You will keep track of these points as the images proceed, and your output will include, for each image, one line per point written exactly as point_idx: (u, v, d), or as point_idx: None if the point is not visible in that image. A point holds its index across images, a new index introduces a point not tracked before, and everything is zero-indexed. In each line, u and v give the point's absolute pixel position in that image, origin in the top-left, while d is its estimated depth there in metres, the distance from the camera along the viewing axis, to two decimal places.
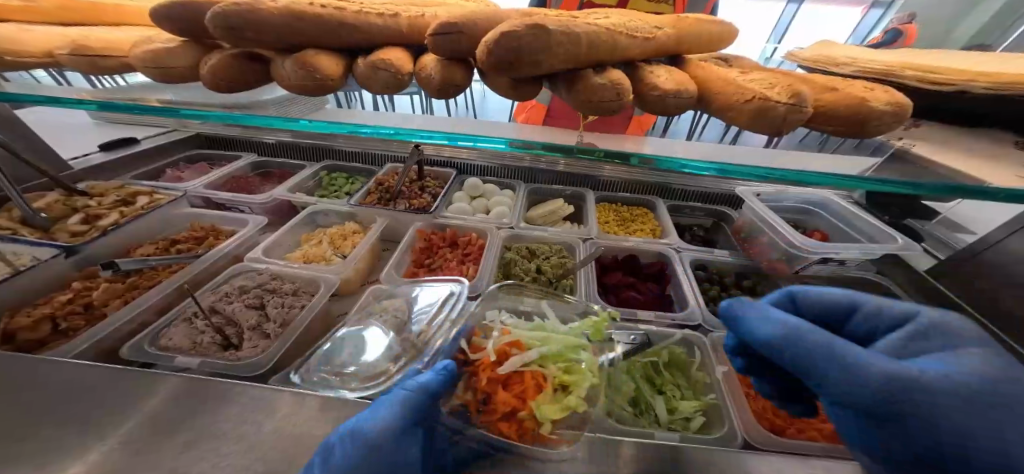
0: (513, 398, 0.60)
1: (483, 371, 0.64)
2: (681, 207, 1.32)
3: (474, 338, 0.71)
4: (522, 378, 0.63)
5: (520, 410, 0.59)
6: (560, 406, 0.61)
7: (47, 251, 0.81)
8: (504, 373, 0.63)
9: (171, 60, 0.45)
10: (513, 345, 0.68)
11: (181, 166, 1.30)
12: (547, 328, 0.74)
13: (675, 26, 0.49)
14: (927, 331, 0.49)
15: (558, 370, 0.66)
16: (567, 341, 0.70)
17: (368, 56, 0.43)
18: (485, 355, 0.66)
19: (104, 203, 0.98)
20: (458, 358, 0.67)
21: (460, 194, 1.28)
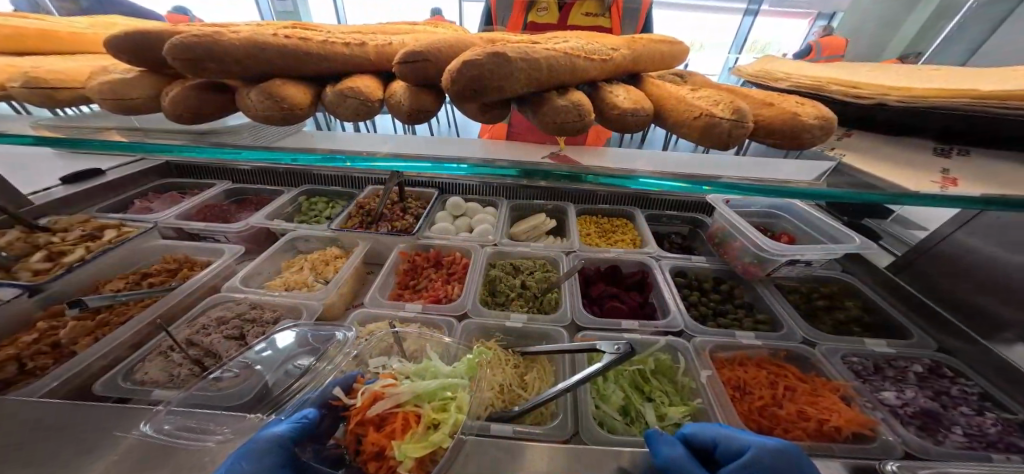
0: (383, 438, 0.56)
1: (355, 415, 0.58)
2: (659, 216, 1.37)
3: (356, 383, 0.65)
4: (394, 417, 0.58)
5: (388, 449, 0.55)
6: (425, 443, 0.55)
7: (9, 291, 0.77)
8: (376, 414, 0.58)
9: (135, 88, 0.44)
10: (387, 384, 0.62)
11: (151, 196, 1.27)
12: (432, 366, 0.68)
13: (629, 46, 0.52)
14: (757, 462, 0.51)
15: (433, 409, 0.61)
16: (438, 380, 0.63)
17: (338, 85, 0.44)
18: (359, 398, 0.60)
19: (69, 238, 0.93)
20: (332, 406, 0.61)
21: (442, 214, 1.29)
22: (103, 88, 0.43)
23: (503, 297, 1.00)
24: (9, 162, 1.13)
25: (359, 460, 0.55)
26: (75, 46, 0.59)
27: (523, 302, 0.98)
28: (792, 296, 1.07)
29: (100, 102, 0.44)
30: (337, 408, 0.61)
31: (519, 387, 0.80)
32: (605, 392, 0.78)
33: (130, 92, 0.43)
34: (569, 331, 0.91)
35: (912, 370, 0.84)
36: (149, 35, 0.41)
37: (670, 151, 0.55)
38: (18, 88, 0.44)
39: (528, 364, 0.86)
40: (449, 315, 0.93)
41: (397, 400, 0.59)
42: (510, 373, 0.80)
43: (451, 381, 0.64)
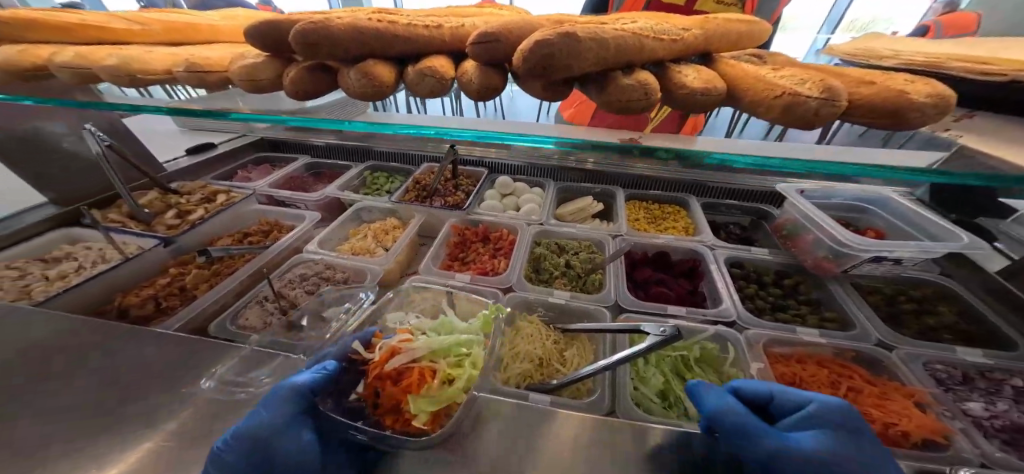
0: (397, 393, 0.62)
1: (373, 367, 0.64)
2: (716, 205, 1.28)
3: (375, 339, 0.72)
4: (407, 371, 0.64)
5: (404, 404, 0.61)
6: (437, 399, 0.61)
7: (150, 241, 0.95)
8: (393, 369, 0.64)
9: (259, 74, 0.53)
10: (404, 342, 0.68)
11: (250, 167, 1.46)
12: (448, 324, 0.76)
13: (702, 27, 0.50)
14: (814, 416, 0.54)
15: (448, 365, 0.68)
16: (449, 338, 0.70)
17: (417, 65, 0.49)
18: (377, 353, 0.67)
19: (192, 200, 1.13)
20: (353, 359, 0.68)
21: (492, 192, 1.33)
22: (239, 71, 0.53)
23: (547, 275, 1.02)
24: (156, 137, 1.41)
25: (376, 414, 0.62)
26: (210, 36, 0.68)
27: (566, 280, 1.00)
28: (871, 297, 0.96)
29: (238, 83, 0.55)
30: (354, 362, 0.69)
31: (557, 362, 0.83)
32: (645, 375, 0.78)
33: (260, 75, 0.53)
34: (612, 312, 0.91)
35: (1008, 383, 0.73)
36: (272, 24, 0.48)
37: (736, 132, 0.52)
38: (181, 72, 0.53)
39: (568, 341, 0.89)
40: (496, 287, 0.97)
41: (411, 358, 0.66)
42: (547, 348, 0.84)
43: (459, 339, 0.71)
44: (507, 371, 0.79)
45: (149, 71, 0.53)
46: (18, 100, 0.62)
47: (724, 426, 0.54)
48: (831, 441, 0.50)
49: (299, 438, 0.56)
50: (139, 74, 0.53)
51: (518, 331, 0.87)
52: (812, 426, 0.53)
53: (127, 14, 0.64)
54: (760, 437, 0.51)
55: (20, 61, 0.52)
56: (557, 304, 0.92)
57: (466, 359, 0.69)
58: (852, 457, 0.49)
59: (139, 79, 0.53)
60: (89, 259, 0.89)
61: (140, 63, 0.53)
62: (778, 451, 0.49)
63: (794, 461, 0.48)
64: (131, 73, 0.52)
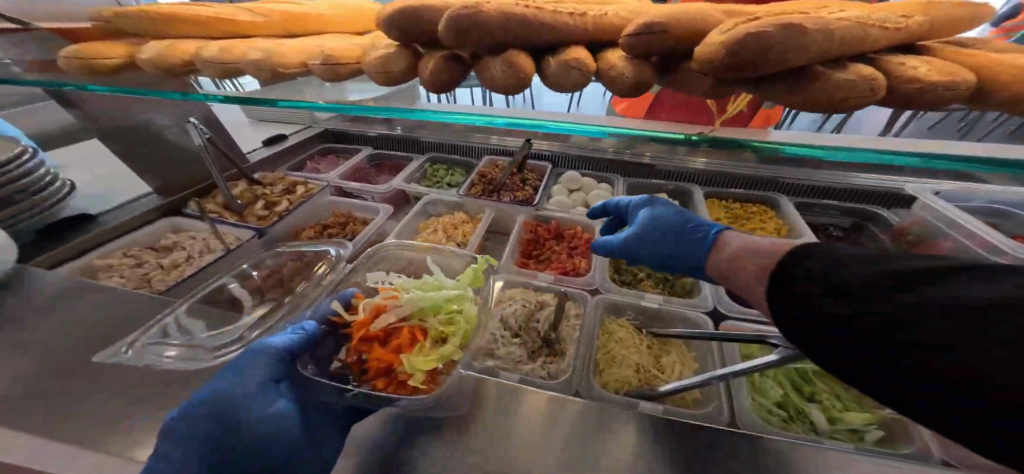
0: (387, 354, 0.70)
1: (358, 332, 0.73)
2: (812, 205, 1.19)
3: (354, 300, 0.81)
4: (396, 333, 0.73)
5: (394, 367, 0.68)
6: (433, 359, 0.68)
7: (246, 232, 1.02)
8: (378, 332, 0.73)
9: (391, 66, 0.53)
10: (387, 303, 0.77)
11: (317, 158, 1.49)
12: (432, 283, 0.83)
13: (927, 12, 0.43)
14: (652, 200, 0.80)
15: (438, 325, 0.76)
16: (432, 299, 0.78)
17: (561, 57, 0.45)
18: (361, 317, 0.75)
19: (275, 192, 1.17)
20: (333, 322, 0.77)
21: (559, 187, 1.28)
22: (374, 63, 0.53)
23: (630, 277, 0.98)
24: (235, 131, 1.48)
25: (366, 379, 0.68)
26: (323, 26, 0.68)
27: (654, 283, 0.96)
28: None
29: (370, 74, 0.54)
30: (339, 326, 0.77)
31: (656, 369, 0.79)
32: (762, 386, 0.74)
33: (392, 67, 0.52)
34: (713, 319, 0.85)
35: None
36: (418, 14, 0.47)
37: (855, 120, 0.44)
38: (317, 65, 0.55)
39: (664, 346, 0.85)
40: (583, 289, 0.94)
41: (398, 320, 0.75)
42: (644, 354, 0.81)
43: (449, 296, 0.80)
44: (608, 377, 0.77)
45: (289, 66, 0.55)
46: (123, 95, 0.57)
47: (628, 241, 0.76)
48: (687, 235, 0.66)
49: (278, 400, 0.63)
50: (282, 68, 0.54)
51: (611, 335, 0.84)
52: (662, 205, 0.76)
53: (250, 5, 0.64)
54: (649, 233, 0.71)
55: (171, 57, 0.54)
56: (652, 310, 0.88)
57: (457, 317, 0.78)
58: (697, 225, 0.66)
59: (280, 72, 0.55)
60: (196, 249, 0.95)
61: (280, 57, 0.54)
62: (659, 225, 0.71)
63: (651, 239, 0.70)
64: (275, 66, 0.54)
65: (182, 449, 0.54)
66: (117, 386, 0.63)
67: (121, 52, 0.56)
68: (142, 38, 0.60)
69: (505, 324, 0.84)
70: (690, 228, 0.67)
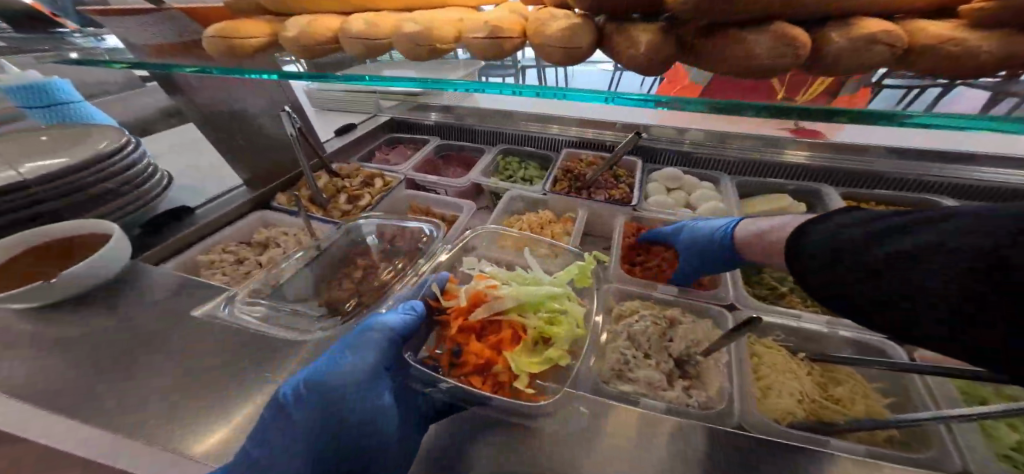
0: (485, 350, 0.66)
1: (455, 319, 0.70)
2: None
3: (449, 286, 0.79)
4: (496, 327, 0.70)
5: (493, 366, 0.64)
6: (540, 359, 0.66)
7: (334, 229, 0.94)
8: (476, 322, 0.70)
9: (578, 39, 0.41)
10: (489, 290, 0.75)
11: (386, 148, 1.42)
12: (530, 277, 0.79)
13: None
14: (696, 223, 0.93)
15: (540, 322, 0.71)
16: (536, 296, 0.74)
17: (858, 27, 0.31)
18: (459, 303, 0.73)
19: (355, 184, 1.09)
20: (431, 306, 0.75)
21: (655, 185, 1.16)
22: (553, 35, 0.42)
23: (766, 290, 0.86)
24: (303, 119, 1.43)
25: (456, 371, 0.64)
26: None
27: (799, 300, 0.83)
28: None
29: (547, 49, 0.44)
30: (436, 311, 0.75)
31: (827, 400, 0.68)
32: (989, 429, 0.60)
33: (581, 40, 0.41)
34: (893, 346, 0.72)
35: None
36: None
37: (956, 98, 0.34)
38: (478, 39, 0.45)
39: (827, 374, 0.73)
40: (716, 304, 0.82)
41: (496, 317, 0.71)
42: (807, 382, 0.69)
43: (552, 294, 0.75)
44: (772, 405, 0.66)
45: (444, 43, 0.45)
46: (264, 78, 0.50)
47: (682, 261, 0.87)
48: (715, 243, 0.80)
49: (383, 394, 0.62)
50: (435, 44, 0.45)
51: (761, 358, 0.73)
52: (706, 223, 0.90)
53: None
54: (692, 250, 0.85)
55: (312, 34, 0.46)
56: (808, 332, 0.75)
57: (562, 317, 0.73)
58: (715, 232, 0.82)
59: (434, 49, 0.46)
60: (291, 247, 0.90)
61: (440, 30, 0.45)
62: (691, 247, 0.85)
63: (696, 249, 0.84)
64: (432, 42, 0.44)
65: (299, 420, 0.55)
66: (202, 385, 0.61)
67: (263, 29, 0.49)
68: (272, 14, 0.53)
69: (634, 342, 0.76)
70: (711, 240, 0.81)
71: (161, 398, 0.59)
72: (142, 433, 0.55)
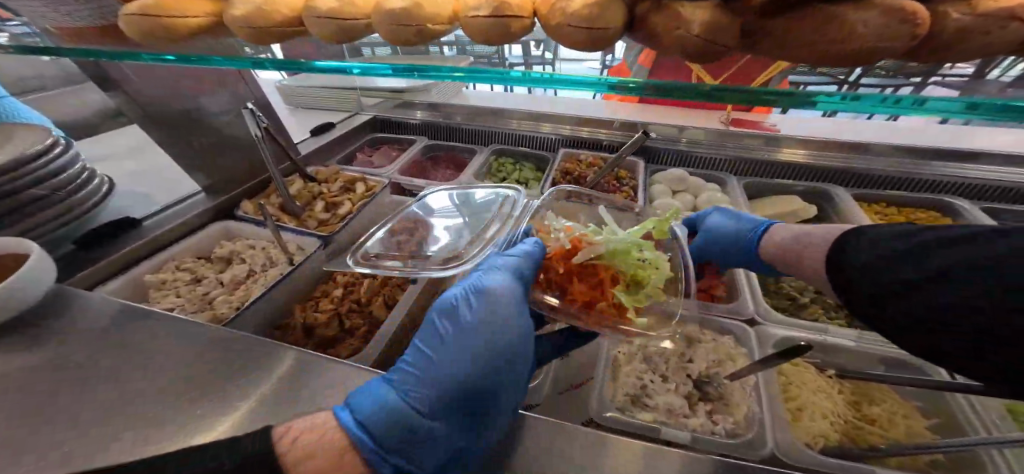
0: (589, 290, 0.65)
1: (557, 261, 0.68)
2: (997, 211, 0.94)
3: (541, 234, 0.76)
4: (594, 269, 0.66)
5: (599, 301, 0.63)
6: (637, 299, 0.64)
7: (310, 241, 0.82)
8: (578, 264, 0.67)
9: (608, 17, 0.33)
10: (583, 236, 0.71)
11: (369, 150, 1.32)
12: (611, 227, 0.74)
13: None
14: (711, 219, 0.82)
15: (632, 267, 0.67)
16: (628, 239, 0.67)
17: (985, 2, 0.24)
18: (559, 245, 0.70)
19: (334, 190, 0.99)
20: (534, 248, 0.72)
21: (660, 187, 1.10)
22: (576, 13, 0.34)
23: (788, 301, 0.79)
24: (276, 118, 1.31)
25: (563, 312, 0.62)
26: None
27: (823, 310, 0.77)
28: None
29: (565, 31, 0.36)
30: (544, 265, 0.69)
31: (861, 421, 0.62)
32: None
33: (611, 18, 0.33)
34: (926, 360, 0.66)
35: None
36: None
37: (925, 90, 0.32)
38: (481, 18, 0.36)
39: (855, 390, 0.67)
40: (734, 319, 0.76)
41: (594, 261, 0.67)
42: (840, 402, 0.63)
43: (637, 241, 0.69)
44: (804, 428, 0.59)
45: (441, 22, 0.36)
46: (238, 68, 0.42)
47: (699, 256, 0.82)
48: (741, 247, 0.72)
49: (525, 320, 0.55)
50: (428, 24, 0.36)
51: (789, 375, 0.67)
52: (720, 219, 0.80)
53: None
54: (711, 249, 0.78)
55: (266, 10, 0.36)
56: (836, 347, 0.69)
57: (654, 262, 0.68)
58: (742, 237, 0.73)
59: (425, 31, 0.37)
60: (259, 261, 0.79)
61: (431, 5, 0.36)
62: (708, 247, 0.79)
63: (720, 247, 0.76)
64: (423, 19, 0.35)
65: (452, 337, 0.51)
66: (200, 385, 0.49)
67: (205, 7, 0.40)
68: None
69: (650, 364, 0.70)
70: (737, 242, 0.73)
71: (157, 398, 0.48)
72: (136, 437, 0.44)
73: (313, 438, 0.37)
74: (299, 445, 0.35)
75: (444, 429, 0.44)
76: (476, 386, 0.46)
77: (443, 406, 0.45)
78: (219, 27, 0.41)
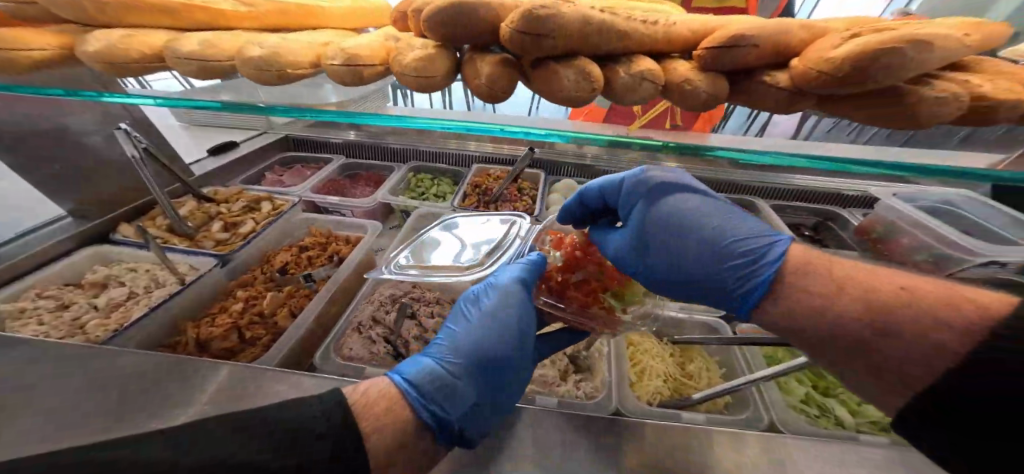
0: (585, 297, 0.70)
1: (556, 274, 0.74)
2: (783, 206, 1.20)
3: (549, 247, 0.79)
4: (586, 282, 0.70)
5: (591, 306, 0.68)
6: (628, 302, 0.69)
7: (204, 260, 0.83)
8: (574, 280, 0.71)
9: (432, 69, 0.44)
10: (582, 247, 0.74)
11: (279, 168, 1.32)
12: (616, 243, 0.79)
13: (972, 27, 0.38)
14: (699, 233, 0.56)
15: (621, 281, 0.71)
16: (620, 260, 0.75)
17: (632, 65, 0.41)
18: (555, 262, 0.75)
19: (234, 209, 0.99)
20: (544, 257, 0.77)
21: (556, 196, 1.28)
22: (409, 65, 0.44)
23: None
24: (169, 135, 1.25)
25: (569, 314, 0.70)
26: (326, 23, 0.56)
27: None
28: None
29: (402, 80, 0.46)
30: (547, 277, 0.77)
31: (684, 377, 0.81)
32: (788, 386, 0.75)
33: (435, 69, 0.44)
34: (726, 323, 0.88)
35: None
36: (470, 7, 0.41)
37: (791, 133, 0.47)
38: (335, 66, 0.44)
39: (685, 354, 0.86)
40: None
41: (592, 274, 0.71)
42: (670, 363, 0.82)
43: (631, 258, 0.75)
44: (643, 387, 0.76)
45: (303, 68, 0.43)
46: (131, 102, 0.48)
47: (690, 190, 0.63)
48: (726, 264, 0.53)
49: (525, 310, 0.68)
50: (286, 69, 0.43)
51: (637, 345, 0.84)
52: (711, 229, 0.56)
53: None
54: (661, 219, 0.58)
55: (128, 50, 0.42)
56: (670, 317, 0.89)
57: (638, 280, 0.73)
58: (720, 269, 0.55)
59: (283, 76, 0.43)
60: (141, 284, 0.79)
61: (291, 53, 0.42)
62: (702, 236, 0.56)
63: (682, 254, 0.57)
64: (278, 66, 0.42)
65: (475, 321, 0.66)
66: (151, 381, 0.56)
67: (53, 41, 0.45)
68: (85, 25, 0.47)
69: None
70: (731, 249, 0.54)
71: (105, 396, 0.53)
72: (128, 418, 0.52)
73: (378, 394, 0.50)
74: (363, 398, 0.47)
75: (466, 384, 0.58)
76: (483, 355, 0.62)
77: (459, 370, 0.59)
78: (69, 58, 0.46)
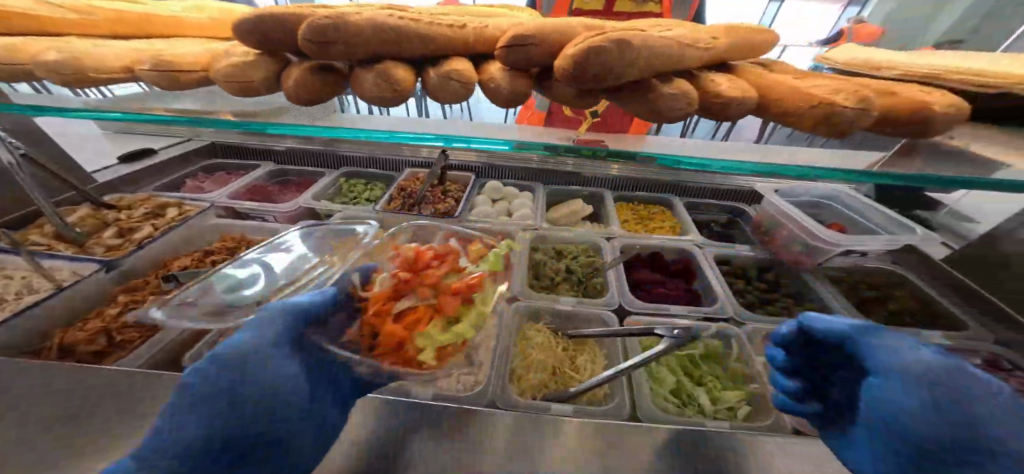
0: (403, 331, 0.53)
1: (372, 303, 0.55)
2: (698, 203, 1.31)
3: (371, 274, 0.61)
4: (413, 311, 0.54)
5: (407, 342, 0.52)
6: (450, 334, 0.54)
7: (88, 267, 0.82)
8: (395, 307, 0.54)
9: (247, 73, 0.44)
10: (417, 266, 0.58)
11: (201, 176, 1.31)
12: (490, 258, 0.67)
13: (726, 33, 0.48)
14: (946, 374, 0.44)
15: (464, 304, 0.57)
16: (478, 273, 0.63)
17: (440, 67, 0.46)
18: (374, 289, 0.57)
19: (134, 216, 0.99)
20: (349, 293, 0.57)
21: (483, 197, 1.30)
22: (225, 71, 0.45)
23: (549, 281, 1.02)
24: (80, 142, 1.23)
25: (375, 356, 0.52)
26: (175, 30, 0.58)
27: (570, 286, 1.01)
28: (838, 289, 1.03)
29: (221, 84, 0.46)
30: (355, 299, 0.57)
31: (570, 369, 0.84)
32: (658, 376, 0.79)
33: (249, 74, 0.44)
34: (618, 315, 0.92)
35: None
36: (271, 17, 0.43)
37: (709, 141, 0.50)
38: (144, 71, 0.44)
39: (579, 347, 0.89)
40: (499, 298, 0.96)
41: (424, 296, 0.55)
42: (559, 356, 0.84)
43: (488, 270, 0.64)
44: (524, 384, 0.77)
45: (111, 72, 0.43)
46: None
47: (845, 351, 0.52)
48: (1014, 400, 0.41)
49: (289, 362, 0.48)
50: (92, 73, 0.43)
51: (529, 339, 0.87)
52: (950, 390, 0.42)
53: None
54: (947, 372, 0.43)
55: None
56: (567, 311, 0.93)
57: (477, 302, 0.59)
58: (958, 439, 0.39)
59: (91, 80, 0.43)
60: (11, 290, 0.77)
61: (95, 59, 0.43)
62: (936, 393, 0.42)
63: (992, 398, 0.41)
64: (80, 70, 0.42)
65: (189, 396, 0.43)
66: None
67: None
68: None
69: None
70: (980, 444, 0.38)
71: None
72: None
73: None
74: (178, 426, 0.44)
75: None
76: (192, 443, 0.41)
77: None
78: None
